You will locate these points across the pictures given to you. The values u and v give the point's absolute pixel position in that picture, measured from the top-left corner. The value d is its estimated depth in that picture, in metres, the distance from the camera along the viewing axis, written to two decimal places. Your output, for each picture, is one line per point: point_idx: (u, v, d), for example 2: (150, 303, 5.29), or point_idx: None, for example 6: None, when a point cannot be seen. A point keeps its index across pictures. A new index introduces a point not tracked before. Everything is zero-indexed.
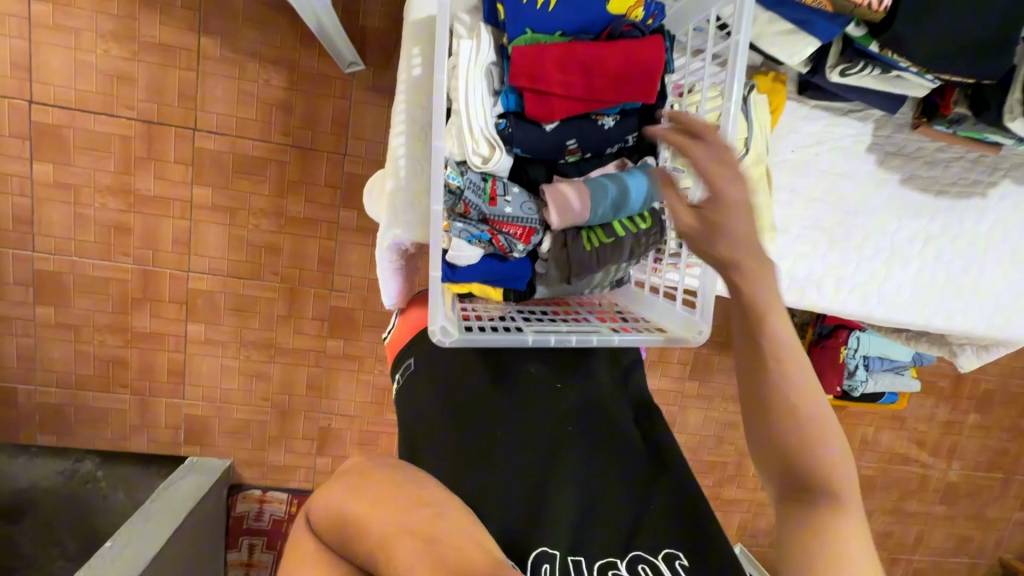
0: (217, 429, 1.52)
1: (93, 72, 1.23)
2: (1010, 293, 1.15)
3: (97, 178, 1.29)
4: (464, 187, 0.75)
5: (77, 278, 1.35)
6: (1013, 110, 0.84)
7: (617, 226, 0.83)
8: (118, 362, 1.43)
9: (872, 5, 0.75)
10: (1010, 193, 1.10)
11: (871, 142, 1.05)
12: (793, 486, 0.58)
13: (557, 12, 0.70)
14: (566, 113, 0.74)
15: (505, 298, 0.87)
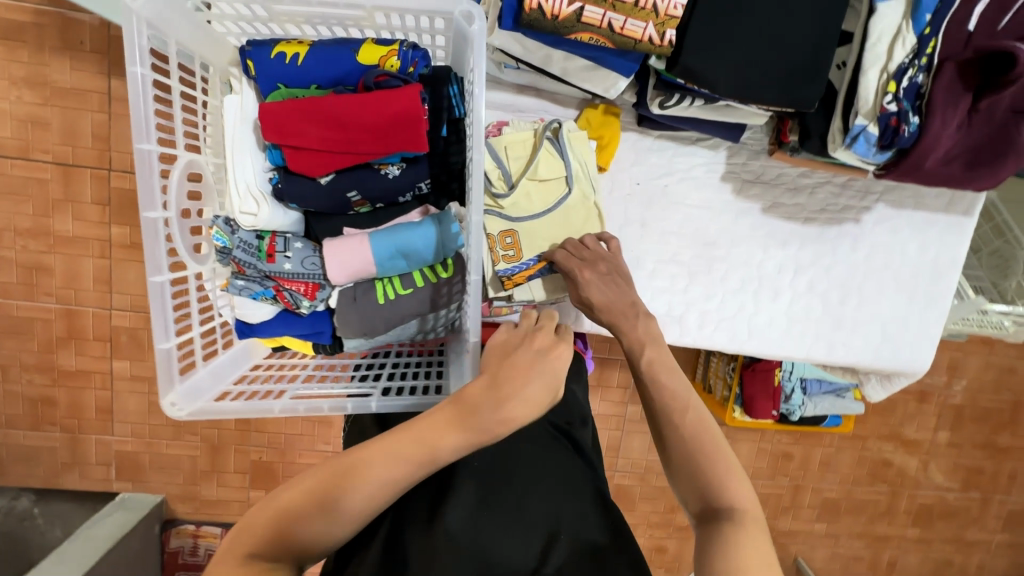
0: (148, 465, 1.50)
1: (8, 119, 1.26)
2: (896, 321, 1.08)
3: (16, 221, 1.32)
4: (232, 247, 0.73)
5: (3, 320, 1.37)
6: (834, 139, 0.77)
7: (416, 276, 0.79)
8: (46, 400, 1.44)
9: (653, 40, 0.71)
10: (886, 218, 1.04)
11: (726, 170, 0.99)
12: (702, 504, 0.56)
13: (304, 66, 0.68)
14: (331, 167, 0.71)
15: (317, 352, 0.83)
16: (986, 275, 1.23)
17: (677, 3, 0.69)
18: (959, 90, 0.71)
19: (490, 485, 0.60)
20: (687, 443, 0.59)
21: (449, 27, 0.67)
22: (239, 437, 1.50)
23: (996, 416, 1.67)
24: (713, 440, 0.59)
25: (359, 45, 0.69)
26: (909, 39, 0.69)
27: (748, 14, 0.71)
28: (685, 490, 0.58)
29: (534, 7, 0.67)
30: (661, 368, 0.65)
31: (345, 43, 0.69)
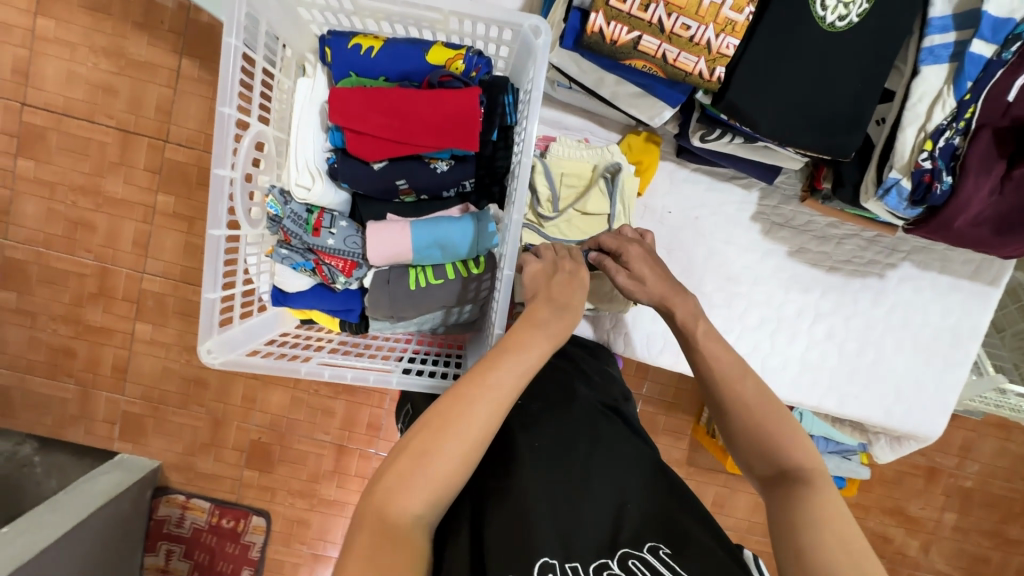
0: (151, 428, 1.53)
1: (83, 82, 1.36)
2: (911, 382, 1.08)
3: (71, 177, 1.41)
4: (283, 216, 0.78)
5: (42, 269, 1.45)
6: (867, 190, 0.79)
7: (448, 268, 0.83)
8: (66, 351, 1.49)
9: (703, 74, 0.75)
10: (911, 277, 1.05)
11: (757, 211, 1.02)
12: (771, 469, 0.62)
13: (377, 59, 0.74)
14: (386, 154, 0.76)
15: (342, 329, 0.86)
16: (1008, 355, 1.23)
17: (730, 42, 0.73)
18: (994, 157, 0.73)
19: (559, 459, 0.70)
20: (746, 412, 0.66)
21: (516, 40, 0.72)
22: (244, 414, 1.53)
23: (1007, 502, 1.62)
24: (772, 408, 0.65)
25: (429, 46, 0.74)
26: (949, 103, 0.72)
27: (796, 61, 0.75)
28: (751, 455, 0.65)
29: (596, 31, 0.72)
30: (710, 341, 0.71)
31: (417, 44, 0.75)
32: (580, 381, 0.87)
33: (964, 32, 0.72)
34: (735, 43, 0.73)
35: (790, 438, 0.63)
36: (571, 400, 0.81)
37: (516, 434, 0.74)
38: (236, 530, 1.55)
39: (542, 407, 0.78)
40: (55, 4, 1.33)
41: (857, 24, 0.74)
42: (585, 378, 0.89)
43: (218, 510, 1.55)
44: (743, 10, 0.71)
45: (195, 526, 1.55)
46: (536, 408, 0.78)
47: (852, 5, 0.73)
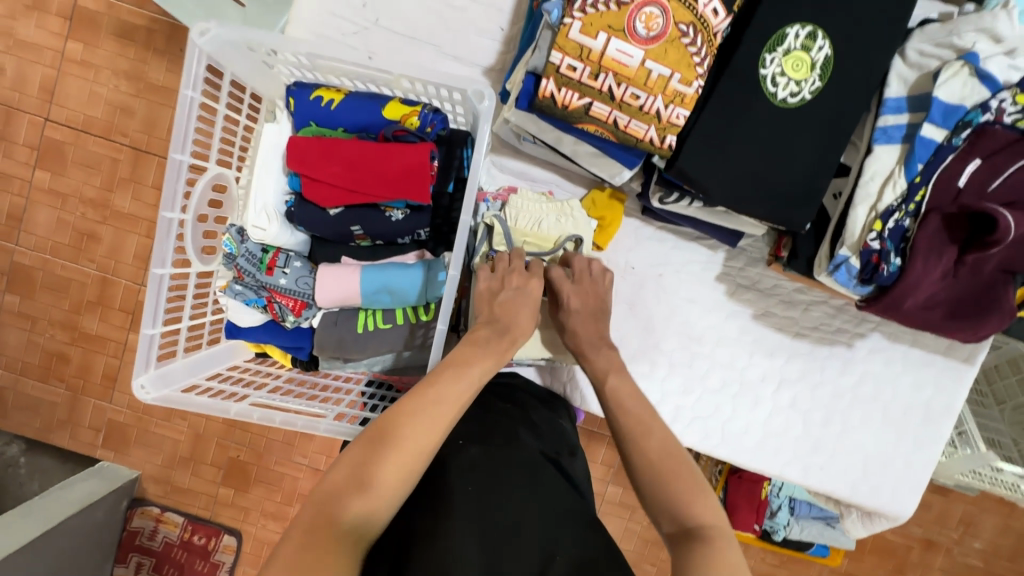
0: (134, 438, 1.55)
1: (102, 102, 1.44)
2: (880, 456, 1.04)
3: (83, 190, 1.47)
4: (238, 255, 0.80)
5: (47, 275, 1.50)
6: (820, 264, 0.78)
7: (397, 313, 0.84)
8: (61, 357, 1.53)
9: (654, 141, 0.76)
10: (880, 348, 1.02)
11: (722, 271, 1.01)
12: (675, 525, 0.60)
13: (336, 111, 0.78)
14: (339, 201, 0.78)
15: (294, 365, 0.88)
16: (1007, 431, 1.19)
17: (680, 113, 0.74)
18: (944, 241, 0.72)
19: (489, 499, 0.65)
20: (653, 470, 0.65)
21: (466, 101, 0.75)
22: (224, 431, 1.54)
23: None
24: (677, 464, 0.65)
25: (386, 102, 0.78)
26: (900, 184, 0.72)
27: (746, 134, 0.76)
28: (658, 513, 0.63)
29: (547, 95, 0.74)
30: (625, 394, 0.74)
31: (375, 98, 0.78)
32: (524, 424, 0.82)
33: (917, 114, 0.73)
34: (685, 113, 0.74)
35: (684, 490, 0.62)
36: (511, 443, 0.75)
37: (445, 476, 0.68)
38: (207, 548, 1.54)
39: (480, 450, 0.72)
40: (85, 29, 1.42)
41: (809, 100, 0.75)
42: (532, 424, 0.84)
43: (191, 527, 1.55)
44: (692, 83, 0.72)
45: (167, 540, 1.55)
46: (475, 451, 0.72)
47: (802, 83, 0.74)
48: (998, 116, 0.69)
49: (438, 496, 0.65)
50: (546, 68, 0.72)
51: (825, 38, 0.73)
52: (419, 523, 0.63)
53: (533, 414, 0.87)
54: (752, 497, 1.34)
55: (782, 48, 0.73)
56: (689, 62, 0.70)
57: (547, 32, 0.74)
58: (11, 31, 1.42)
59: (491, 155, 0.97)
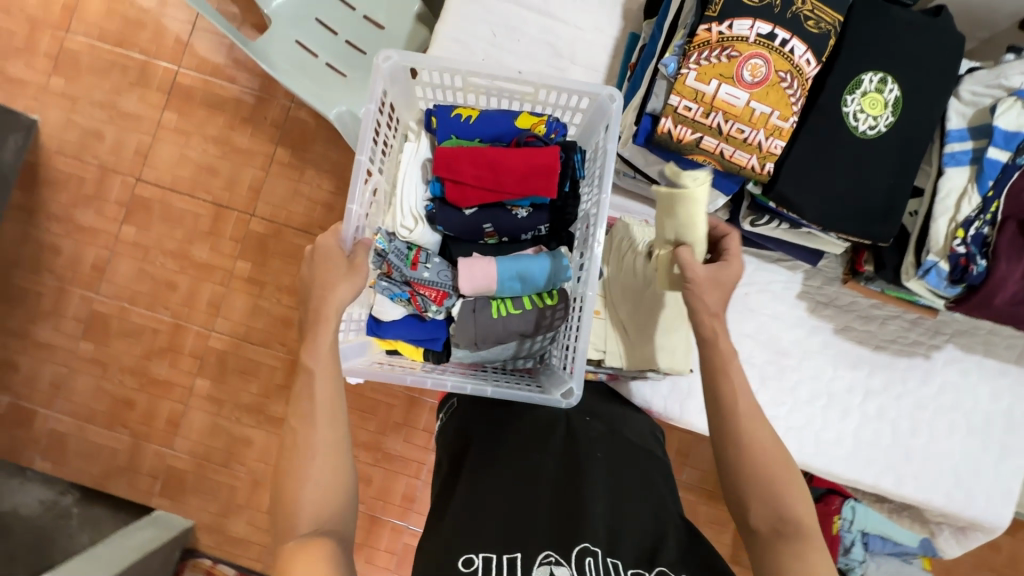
0: (191, 484, 1.58)
1: (191, 164, 1.60)
2: (968, 466, 1.08)
3: (165, 243, 1.60)
4: (388, 251, 0.91)
5: (123, 323, 1.60)
6: (907, 271, 0.89)
7: (526, 300, 0.92)
8: (127, 402, 1.60)
9: (755, 168, 0.89)
10: (956, 359, 1.09)
11: (802, 290, 1.11)
12: (770, 519, 0.67)
13: (473, 124, 0.92)
14: (480, 200, 0.89)
15: (425, 359, 0.96)
16: None
17: (778, 144, 0.87)
18: (1021, 248, 0.82)
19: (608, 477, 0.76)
20: (761, 477, 0.68)
21: (592, 106, 0.91)
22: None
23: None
24: (783, 466, 0.69)
25: (518, 114, 0.93)
26: (974, 198, 0.84)
27: (836, 159, 0.89)
28: (752, 505, 0.68)
29: (665, 131, 0.87)
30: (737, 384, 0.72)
31: (507, 113, 0.93)
32: (625, 420, 0.92)
33: (980, 141, 0.86)
34: (782, 144, 0.87)
35: (791, 486, 0.68)
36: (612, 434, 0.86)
37: (579, 440, 0.82)
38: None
39: (605, 427, 0.87)
40: (180, 101, 1.61)
41: (885, 132, 0.89)
42: (634, 427, 0.91)
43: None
44: (788, 120, 0.86)
45: None
46: (600, 426, 0.87)
47: (879, 119, 0.88)
48: None
49: (573, 454, 0.80)
50: (665, 109, 0.87)
51: (895, 82, 0.87)
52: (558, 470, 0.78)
53: (628, 414, 0.96)
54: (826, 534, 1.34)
55: (859, 90, 0.87)
56: (786, 102, 0.85)
57: (661, 81, 0.89)
58: (115, 104, 1.60)
59: None
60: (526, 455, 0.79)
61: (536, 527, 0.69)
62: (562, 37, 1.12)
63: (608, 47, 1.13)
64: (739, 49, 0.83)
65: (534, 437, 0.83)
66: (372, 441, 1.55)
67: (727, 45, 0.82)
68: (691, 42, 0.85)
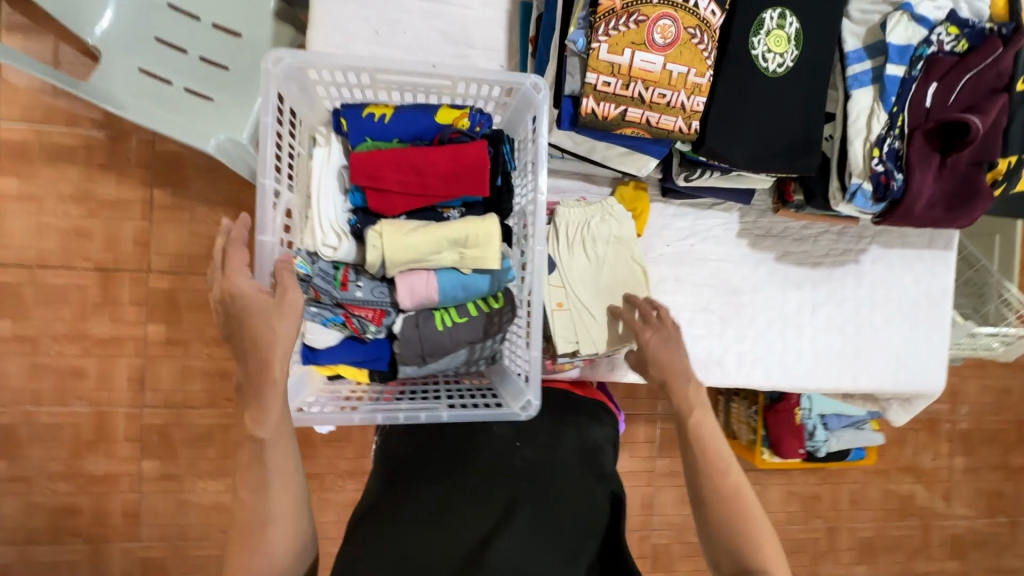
0: (173, 568, 1.47)
1: (53, 232, 1.36)
2: (905, 348, 1.21)
3: (54, 328, 1.38)
4: (313, 274, 0.81)
5: (33, 429, 1.39)
6: (835, 196, 0.93)
7: (470, 306, 0.88)
8: (70, 509, 1.42)
9: (683, 128, 0.87)
10: (880, 256, 1.19)
11: (740, 228, 1.15)
12: None
13: (390, 124, 0.81)
14: (407, 207, 0.82)
15: (371, 379, 0.90)
16: (967, 303, 1.49)
17: (700, 101, 0.86)
18: (928, 151, 0.88)
19: (536, 502, 0.70)
20: (725, 514, 0.71)
21: (515, 95, 0.82)
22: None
23: (973, 438, 1.84)
24: (748, 517, 0.71)
25: (437, 108, 0.82)
26: (883, 115, 0.88)
27: (753, 97, 0.89)
28: (720, 553, 0.71)
29: (589, 112, 0.83)
30: (711, 446, 0.76)
31: (425, 107, 0.82)
32: (572, 424, 0.86)
33: (877, 59, 0.89)
34: (704, 99, 0.86)
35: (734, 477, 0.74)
36: (552, 447, 0.80)
37: (499, 468, 0.75)
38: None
39: (535, 452, 0.78)
40: (14, 161, 1.33)
41: (793, 66, 0.89)
42: (580, 433, 0.85)
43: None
44: (705, 74, 0.84)
45: None
46: (529, 452, 0.78)
47: (785, 54, 0.88)
48: (940, 47, 0.86)
49: (492, 487, 0.72)
50: (584, 88, 0.82)
51: (793, 15, 0.88)
52: (479, 506, 0.69)
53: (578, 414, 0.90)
54: (792, 425, 1.45)
55: (763, 30, 0.87)
56: (700, 58, 0.83)
57: (572, 58, 0.84)
58: None
59: None
60: (440, 495, 0.71)
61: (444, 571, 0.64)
62: (453, 20, 1.02)
63: (502, 22, 1.04)
64: (646, 12, 0.79)
65: (455, 475, 0.74)
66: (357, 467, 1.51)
67: (633, 10, 0.78)
68: (595, 12, 0.79)
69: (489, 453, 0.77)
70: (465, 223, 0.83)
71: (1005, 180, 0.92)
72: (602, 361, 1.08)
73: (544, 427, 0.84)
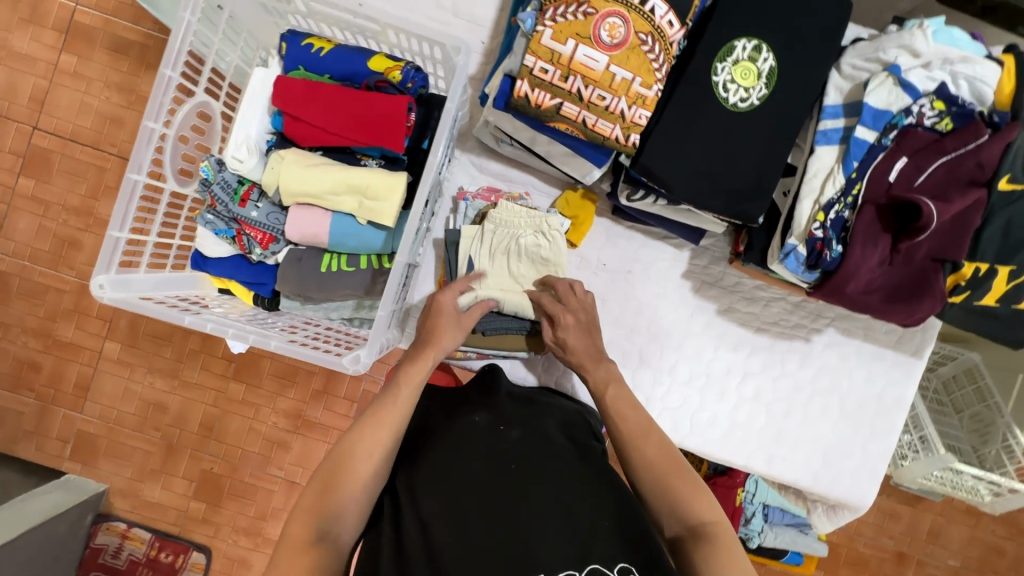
0: (104, 449, 1.52)
1: (92, 113, 1.47)
2: (839, 448, 1.09)
3: (67, 198, 1.48)
4: (214, 182, 0.83)
5: (23, 283, 1.49)
6: (772, 253, 0.85)
7: (362, 259, 0.88)
8: (32, 365, 1.51)
9: (620, 139, 0.83)
10: (837, 342, 1.08)
11: (688, 269, 1.08)
12: (684, 530, 0.71)
13: (324, 58, 0.82)
14: (319, 142, 0.83)
15: (255, 304, 0.91)
16: (966, 437, 1.33)
17: (642, 113, 0.81)
18: (878, 230, 0.80)
19: (525, 481, 0.74)
20: (654, 469, 0.74)
21: (446, 58, 0.81)
22: (198, 442, 1.53)
23: None
24: (678, 466, 0.75)
25: (372, 54, 0.82)
26: (839, 179, 0.80)
27: (705, 124, 0.83)
28: (664, 518, 0.72)
29: (521, 95, 0.81)
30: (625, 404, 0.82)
31: (362, 51, 0.82)
32: (540, 405, 0.91)
33: (851, 119, 0.82)
34: (646, 114, 0.81)
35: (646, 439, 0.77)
36: (538, 438, 0.81)
37: (488, 457, 0.77)
38: (174, 566, 1.52)
39: (520, 433, 0.81)
40: (79, 42, 1.45)
41: (757, 105, 0.83)
42: (554, 419, 0.88)
43: (158, 543, 1.52)
44: (651, 87, 0.79)
45: (132, 557, 1.52)
46: (514, 435, 0.81)
47: (751, 90, 0.82)
48: (920, 119, 0.78)
49: (489, 475, 0.74)
50: (520, 70, 0.80)
51: (769, 51, 0.82)
52: (480, 499, 0.72)
53: (558, 404, 0.94)
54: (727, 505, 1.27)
55: (731, 58, 0.81)
56: (649, 68, 0.78)
57: (522, 39, 0.81)
58: (5, 42, 1.45)
59: (470, 156, 1.04)
60: (442, 496, 0.73)
61: (462, 540, 0.68)
62: None
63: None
64: (596, 7, 0.76)
65: (456, 465, 0.76)
66: (292, 408, 1.52)
67: (584, 1, 0.76)
68: None
69: (479, 443, 0.79)
70: (371, 172, 0.81)
71: (967, 286, 0.82)
72: (538, 360, 1.08)
73: (524, 408, 0.88)
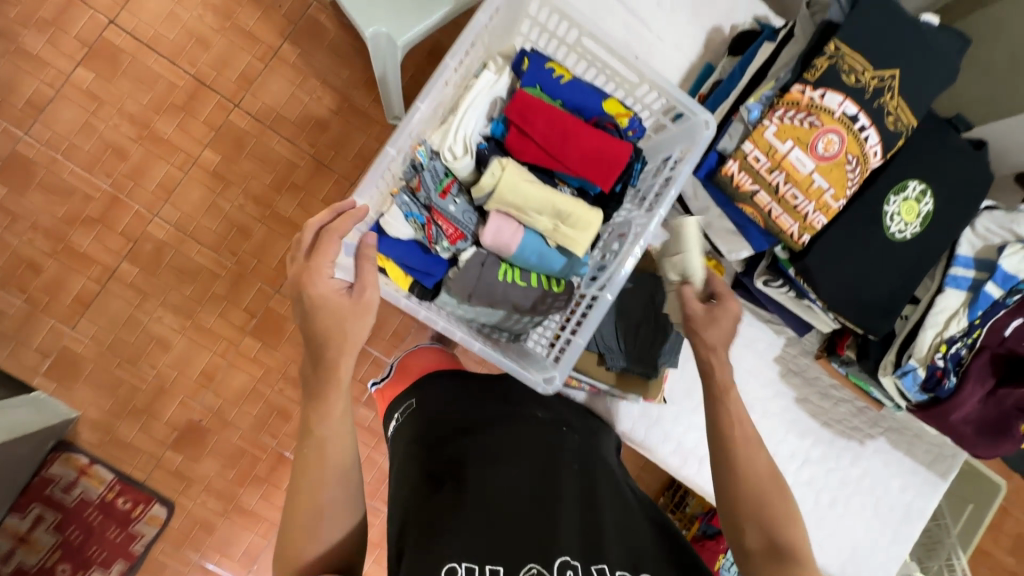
0: (87, 373, 1.31)
1: (177, 26, 1.29)
2: (867, 543, 1.21)
3: (125, 104, 1.28)
4: (425, 167, 0.84)
5: (49, 177, 1.27)
6: (886, 367, 0.97)
7: (533, 276, 0.90)
8: (32, 266, 1.28)
9: (794, 236, 0.92)
10: (884, 449, 1.21)
11: (780, 353, 1.18)
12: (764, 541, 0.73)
13: (563, 87, 0.86)
14: (535, 160, 0.86)
15: (409, 290, 0.91)
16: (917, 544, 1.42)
17: (820, 220, 0.90)
18: (987, 372, 0.95)
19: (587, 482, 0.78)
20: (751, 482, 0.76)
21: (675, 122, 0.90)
22: (194, 390, 1.35)
23: None
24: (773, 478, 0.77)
25: (607, 97, 0.88)
26: (963, 320, 0.93)
27: (866, 243, 0.93)
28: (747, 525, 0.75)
29: (728, 174, 0.89)
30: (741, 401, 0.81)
31: (598, 90, 0.88)
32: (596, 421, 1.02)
33: (980, 272, 0.95)
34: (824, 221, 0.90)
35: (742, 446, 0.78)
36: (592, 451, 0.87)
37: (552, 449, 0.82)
38: (129, 514, 1.33)
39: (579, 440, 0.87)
40: None
41: (909, 239, 0.94)
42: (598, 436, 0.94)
43: (119, 486, 1.33)
44: (839, 201, 0.89)
45: (85, 497, 1.32)
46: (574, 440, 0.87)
47: (908, 225, 0.93)
48: None
49: (553, 464, 0.79)
50: (735, 152, 0.88)
51: (931, 197, 0.94)
52: (544, 484, 0.76)
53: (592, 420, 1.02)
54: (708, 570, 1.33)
55: (901, 195, 0.93)
56: (843, 183, 0.87)
57: (738, 125, 0.90)
58: None
59: None
60: (507, 472, 0.76)
61: (523, 512, 0.71)
62: (641, 41, 1.09)
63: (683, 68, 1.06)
64: (822, 121, 0.85)
65: (525, 446, 0.81)
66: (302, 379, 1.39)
67: (813, 112, 0.84)
68: (781, 97, 0.86)
69: (545, 436, 0.84)
70: (575, 202, 0.85)
71: None
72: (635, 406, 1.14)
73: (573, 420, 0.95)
